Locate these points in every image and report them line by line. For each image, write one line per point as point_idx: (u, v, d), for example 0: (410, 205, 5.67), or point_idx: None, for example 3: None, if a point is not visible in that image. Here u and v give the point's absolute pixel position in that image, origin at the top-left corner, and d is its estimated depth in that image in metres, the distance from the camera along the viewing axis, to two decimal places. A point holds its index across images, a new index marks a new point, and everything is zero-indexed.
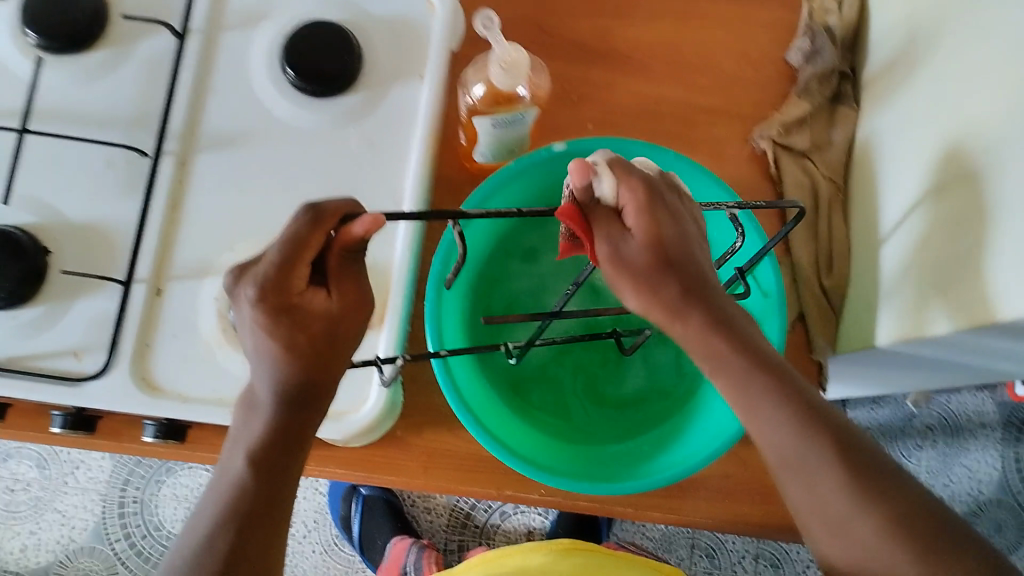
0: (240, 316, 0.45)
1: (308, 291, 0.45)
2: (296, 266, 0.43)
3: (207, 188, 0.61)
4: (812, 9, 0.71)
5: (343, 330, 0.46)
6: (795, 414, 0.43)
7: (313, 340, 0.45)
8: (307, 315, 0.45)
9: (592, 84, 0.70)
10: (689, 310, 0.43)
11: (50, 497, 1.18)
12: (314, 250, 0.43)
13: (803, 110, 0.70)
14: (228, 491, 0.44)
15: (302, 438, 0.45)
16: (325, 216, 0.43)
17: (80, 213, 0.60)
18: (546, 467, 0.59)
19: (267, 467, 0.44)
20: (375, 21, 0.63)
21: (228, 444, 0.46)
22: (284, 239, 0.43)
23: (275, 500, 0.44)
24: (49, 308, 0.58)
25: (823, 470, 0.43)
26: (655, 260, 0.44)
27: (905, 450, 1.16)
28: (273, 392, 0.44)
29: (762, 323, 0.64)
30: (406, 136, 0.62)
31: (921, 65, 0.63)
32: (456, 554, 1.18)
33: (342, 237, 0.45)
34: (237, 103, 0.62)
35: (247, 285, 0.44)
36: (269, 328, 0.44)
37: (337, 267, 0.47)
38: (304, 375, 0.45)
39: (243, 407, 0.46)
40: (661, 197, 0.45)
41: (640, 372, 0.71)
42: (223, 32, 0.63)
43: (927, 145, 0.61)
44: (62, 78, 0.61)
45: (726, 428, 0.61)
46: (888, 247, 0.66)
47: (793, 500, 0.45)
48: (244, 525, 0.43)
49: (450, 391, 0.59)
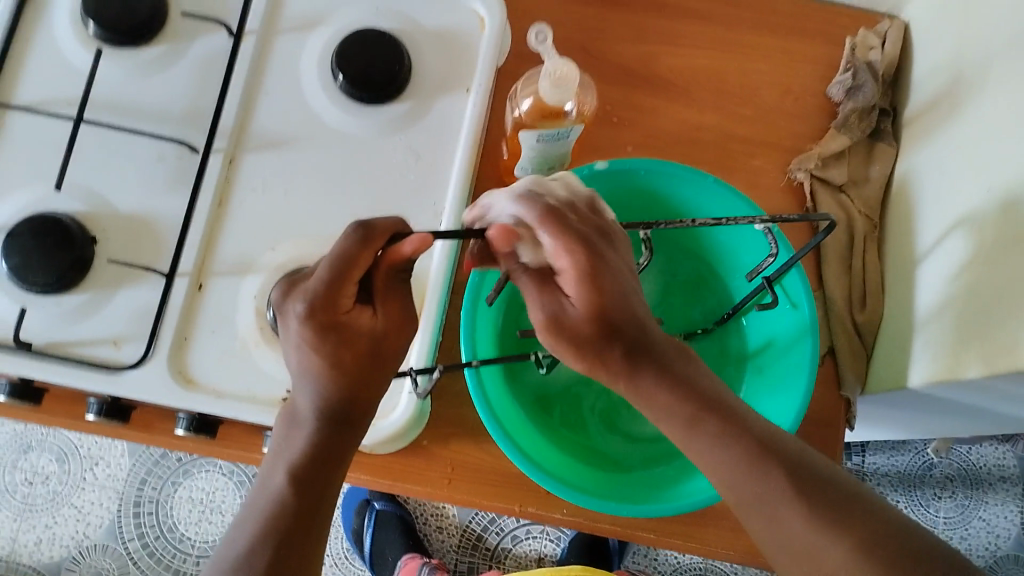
0: (286, 331, 0.48)
1: (354, 311, 0.48)
2: (345, 283, 0.45)
3: (253, 187, 0.62)
4: (855, 44, 0.72)
5: (386, 349, 0.49)
6: (752, 446, 0.45)
7: (357, 359, 0.47)
8: (353, 334, 0.47)
9: (633, 107, 0.71)
10: (636, 371, 0.46)
11: (68, 492, 1.19)
12: (363, 268, 0.46)
13: (842, 144, 0.70)
14: (268, 504, 0.45)
15: (340, 458, 0.47)
16: (374, 235, 0.45)
17: (129, 205, 0.61)
18: (561, 480, 0.60)
19: (306, 485, 0.45)
20: (425, 31, 0.65)
21: (269, 458, 0.48)
22: (335, 255, 0.45)
23: (316, 512, 0.45)
24: (93, 295, 0.59)
25: (786, 505, 0.43)
26: (596, 326, 0.45)
27: (923, 499, 1.15)
28: (317, 408, 0.46)
29: (795, 344, 0.65)
30: (449, 146, 0.63)
31: (965, 104, 0.63)
32: (465, 575, 1.18)
33: (391, 255, 0.48)
34: (287, 105, 0.64)
35: (297, 300, 0.46)
36: (315, 344, 0.46)
37: (383, 286, 0.49)
38: (346, 391, 0.47)
39: (283, 423, 0.48)
40: (598, 261, 0.47)
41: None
42: (278, 35, 0.64)
43: (968, 186, 0.62)
44: (120, 71, 0.63)
45: (701, 493, 0.60)
46: (923, 287, 0.66)
47: (762, 538, 0.45)
48: (285, 538, 0.44)
49: (481, 404, 0.59)
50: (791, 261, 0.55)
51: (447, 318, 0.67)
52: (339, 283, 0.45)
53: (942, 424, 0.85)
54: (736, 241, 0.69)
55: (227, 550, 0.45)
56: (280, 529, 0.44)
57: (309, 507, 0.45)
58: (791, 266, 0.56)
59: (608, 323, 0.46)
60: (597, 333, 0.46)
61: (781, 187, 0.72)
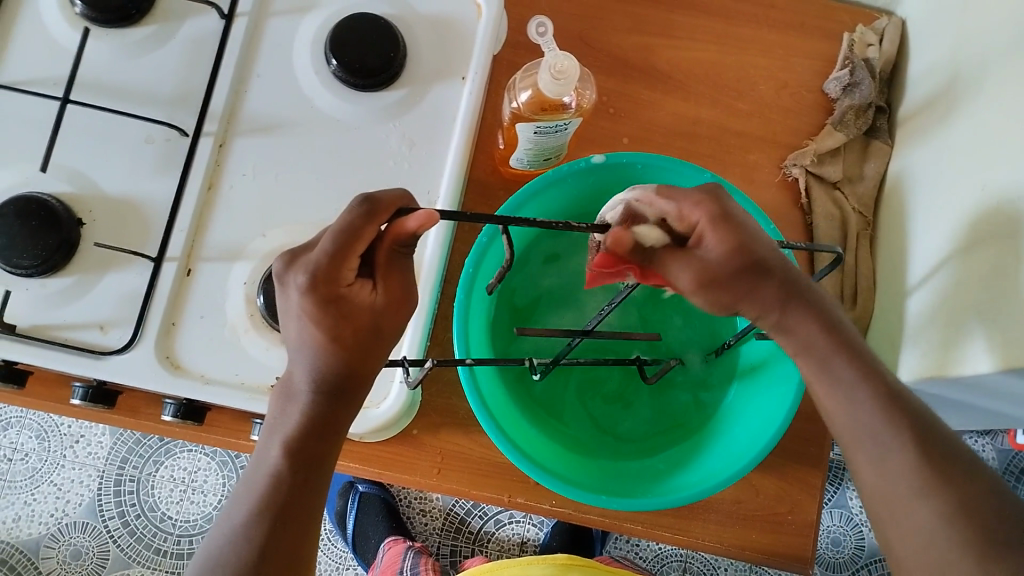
0: (286, 303, 0.46)
1: (355, 284, 0.47)
2: (348, 256, 0.44)
3: (244, 170, 0.61)
4: (853, 41, 0.71)
5: (385, 326, 0.48)
6: (876, 395, 0.48)
7: (357, 334, 0.47)
8: (353, 308, 0.46)
9: (631, 99, 0.71)
10: (789, 307, 0.49)
11: (48, 470, 1.18)
12: (366, 242, 0.45)
13: (838, 141, 0.70)
14: (261, 495, 0.44)
15: (335, 431, 0.47)
16: (379, 208, 0.44)
17: (117, 187, 0.60)
18: (565, 479, 0.59)
19: (302, 460, 0.45)
20: (420, 18, 0.64)
21: (263, 432, 0.47)
22: (338, 228, 0.44)
23: (309, 490, 0.45)
24: (79, 278, 0.59)
25: (897, 448, 0.46)
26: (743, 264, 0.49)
27: None
28: (313, 382, 0.46)
29: (779, 361, 0.63)
30: (445, 135, 0.63)
31: (961, 104, 0.64)
32: (447, 559, 1.18)
33: (395, 228, 0.47)
34: (280, 89, 0.62)
35: (298, 271, 0.45)
36: (316, 316, 0.45)
37: (386, 261, 0.49)
38: (344, 366, 0.46)
39: (278, 397, 0.47)
40: (726, 203, 0.49)
41: (649, 399, 0.70)
42: (270, 17, 0.63)
43: (959, 187, 0.62)
44: (108, 51, 0.61)
45: (783, 404, 0.62)
46: (915, 280, 0.66)
47: (865, 479, 0.48)
48: (281, 512, 0.44)
49: (473, 395, 0.59)
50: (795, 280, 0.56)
51: (440, 308, 0.67)
52: (342, 256, 0.44)
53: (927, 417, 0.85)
54: None
55: (221, 523, 0.45)
56: (274, 504, 0.44)
57: (301, 483, 0.45)
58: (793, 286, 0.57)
59: (749, 262, 0.49)
60: (741, 269, 0.49)
61: (777, 183, 0.71)
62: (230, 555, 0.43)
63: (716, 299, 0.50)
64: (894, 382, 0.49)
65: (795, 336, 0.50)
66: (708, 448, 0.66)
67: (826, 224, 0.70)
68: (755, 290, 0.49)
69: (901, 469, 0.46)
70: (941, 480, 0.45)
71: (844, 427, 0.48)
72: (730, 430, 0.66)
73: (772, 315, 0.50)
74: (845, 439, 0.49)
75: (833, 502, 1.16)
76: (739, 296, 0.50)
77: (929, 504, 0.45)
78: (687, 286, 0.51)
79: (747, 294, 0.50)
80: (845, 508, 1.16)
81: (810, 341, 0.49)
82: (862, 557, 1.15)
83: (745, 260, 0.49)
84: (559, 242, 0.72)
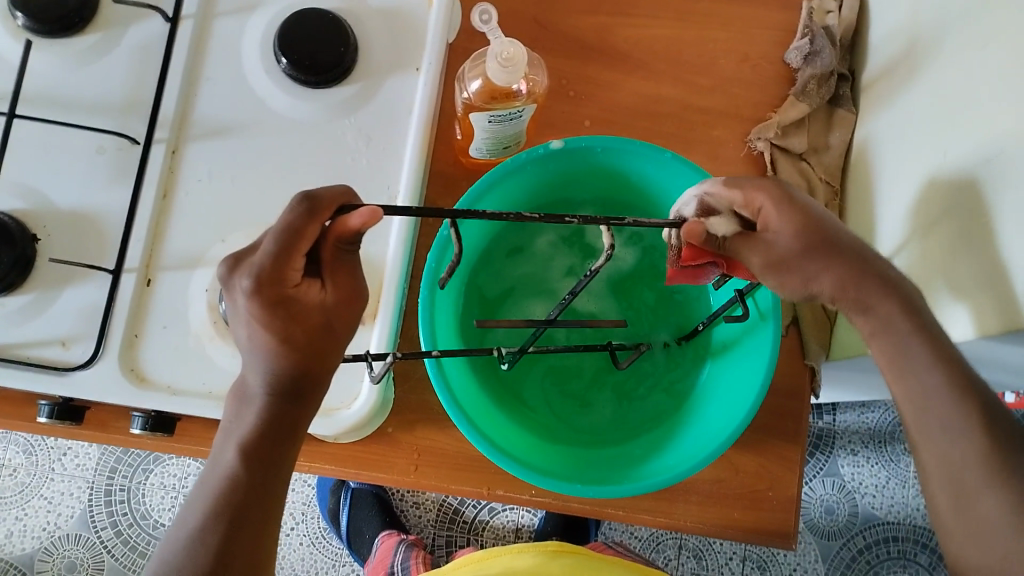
0: (234, 307, 0.46)
1: (302, 284, 0.47)
2: (293, 255, 0.44)
3: (199, 176, 0.61)
4: (812, 9, 0.71)
5: (338, 323, 0.48)
6: (946, 382, 0.48)
7: (309, 333, 0.46)
8: (302, 308, 0.46)
9: (590, 80, 0.70)
10: (865, 282, 0.50)
11: (38, 484, 1.18)
12: (311, 240, 0.44)
13: (801, 112, 0.69)
14: (222, 493, 0.44)
15: (293, 430, 0.46)
16: (320, 207, 0.44)
17: (71, 200, 0.59)
18: (544, 472, 0.59)
19: (259, 460, 0.45)
20: (370, 10, 0.62)
21: (219, 434, 0.47)
22: (279, 228, 0.43)
23: (268, 492, 0.45)
24: (38, 295, 0.58)
25: (966, 434, 0.47)
26: (807, 243, 0.51)
27: (895, 454, 1.16)
28: (266, 383, 0.45)
29: (754, 341, 0.63)
30: (401, 128, 0.62)
31: (922, 67, 0.63)
32: (443, 550, 1.18)
33: (338, 227, 0.46)
34: (231, 91, 0.61)
35: (243, 275, 0.44)
36: (265, 319, 0.44)
37: (332, 259, 0.48)
38: (297, 365, 0.46)
39: (234, 400, 0.47)
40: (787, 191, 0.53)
41: (612, 399, 0.70)
42: (218, 18, 0.62)
43: (921, 153, 0.62)
44: (54, 62, 0.60)
45: (752, 390, 0.61)
46: (883, 241, 0.66)
47: (930, 462, 0.49)
48: (236, 516, 0.44)
49: (442, 391, 0.58)
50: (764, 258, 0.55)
51: (407, 303, 0.66)
52: (286, 255, 0.43)
53: None
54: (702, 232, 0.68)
55: (180, 532, 0.45)
56: (231, 508, 0.44)
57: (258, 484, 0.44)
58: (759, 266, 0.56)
59: (814, 235, 0.51)
60: (807, 249, 0.51)
61: (742, 158, 0.71)
62: (187, 562, 0.43)
63: (784, 285, 0.52)
64: (959, 363, 0.49)
65: (874, 314, 0.51)
66: (678, 432, 0.65)
67: None
68: (828, 264, 0.51)
69: (967, 459, 0.47)
70: (999, 472, 0.46)
71: (914, 404, 0.49)
72: (700, 414, 0.66)
73: (846, 287, 0.51)
74: (912, 406, 0.49)
75: (824, 471, 1.16)
76: (809, 278, 0.52)
77: (994, 493, 0.46)
78: (767, 273, 0.52)
79: (815, 274, 0.51)
80: (837, 476, 1.16)
81: (888, 317, 0.50)
82: (856, 524, 1.15)
83: (810, 235, 0.51)
84: (523, 233, 0.71)
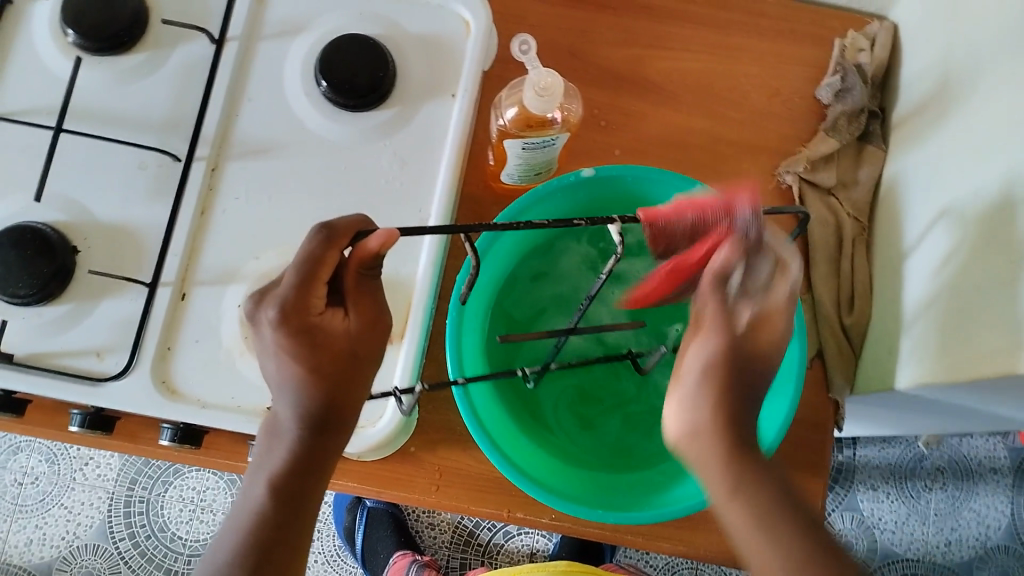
0: (260, 340, 0.47)
1: (327, 313, 0.47)
2: (314, 284, 0.45)
3: (236, 193, 0.62)
4: (844, 46, 0.72)
5: (361, 351, 0.49)
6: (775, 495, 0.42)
7: (334, 360, 0.47)
8: (327, 337, 0.47)
9: (621, 110, 0.71)
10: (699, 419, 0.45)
11: (58, 493, 1.18)
12: (331, 268, 0.45)
13: (831, 148, 0.70)
14: (248, 519, 0.45)
15: (322, 464, 0.47)
16: (336, 234, 0.45)
17: (111, 214, 0.61)
18: (568, 497, 0.59)
19: (287, 499, 0.45)
20: (408, 36, 0.64)
21: (250, 469, 0.48)
22: (300, 258, 0.44)
23: (297, 529, 0.45)
24: (74, 306, 0.59)
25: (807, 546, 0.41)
26: (744, 365, 0.46)
27: (915, 491, 1.15)
28: (297, 416, 0.46)
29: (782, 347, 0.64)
30: (435, 151, 0.63)
31: (955, 106, 0.63)
32: (457, 572, 1.18)
33: (359, 253, 0.47)
34: (270, 111, 0.63)
35: (268, 306, 0.45)
36: (292, 349, 0.45)
37: (354, 285, 0.49)
38: (325, 396, 0.46)
39: (265, 434, 0.48)
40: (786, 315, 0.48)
41: (624, 424, 0.70)
42: (260, 41, 0.64)
43: (951, 190, 0.62)
44: (101, 80, 0.62)
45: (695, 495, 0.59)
46: (910, 281, 0.66)
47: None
48: (264, 553, 0.44)
49: (467, 411, 0.59)
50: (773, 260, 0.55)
51: (435, 325, 0.67)
52: (308, 284, 0.45)
53: (935, 421, 0.84)
54: None
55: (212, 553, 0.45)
56: (259, 543, 0.44)
57: (286, 520, 0.45)
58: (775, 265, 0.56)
59: (730, 370, 0.45)
60: (737, 369, 0.46)
61: (771, 191, 0.71)
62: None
63: (697, 382, 0.46)
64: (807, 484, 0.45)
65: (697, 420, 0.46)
66: None
67: (820, 230, 0.71)
68: (724, 395, 0.45)
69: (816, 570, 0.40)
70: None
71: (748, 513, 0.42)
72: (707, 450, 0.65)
73: (705, 429, 0.44)
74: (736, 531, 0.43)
75: (844, 504, 1.15)
76: (702, 393, 0.45)
77: None
78: (691, 361, 0.47)
79: (700, 396, 0.45)
80: (856, 511, 1.15)
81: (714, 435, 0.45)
82: (875, 560, 1.13)
83: (724, 372, 0.45)
84: (546, 259, 0.73)
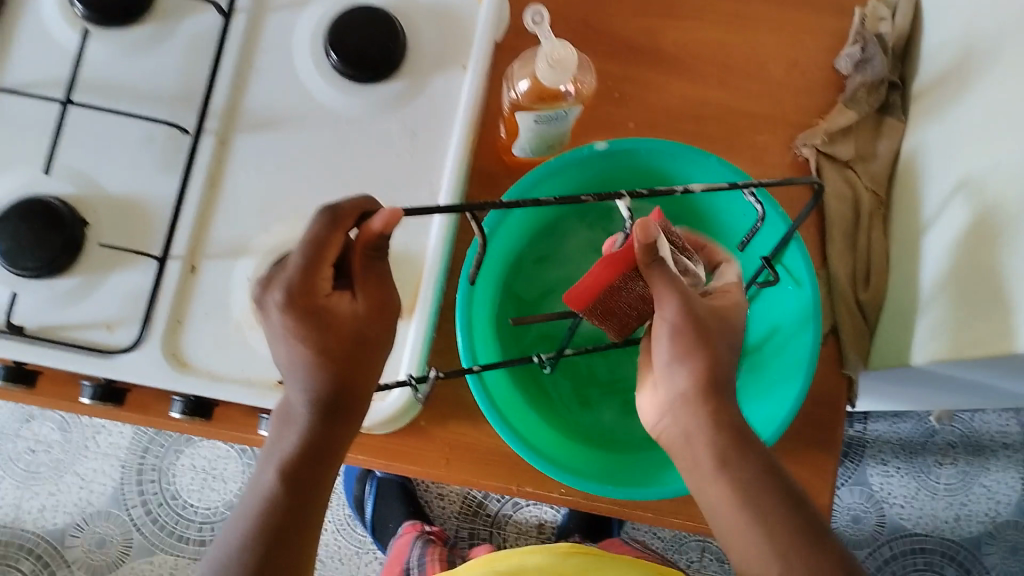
0: (269, 324, 0.46)
1: (333, 295, 0.47)
2: (319, 266, 0.44)
3: (246, 166, 0.61)
4: (864, 15, 0.70)
5: (371, 332, 0.48)
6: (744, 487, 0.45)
7: (341, 343, 0.46)
8: (334, 319, 0.46)
9: (635, 81, 0.69)
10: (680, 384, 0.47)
11: (71, 460, 1.20)
12: (337, 251, 0.44)
13: (849, 119, 0.69)
14: (260, 502, 0.45)
15: (333, 448, 0.47)
16: (342, 217, 0.44)
17: (120, 186, 0.60)
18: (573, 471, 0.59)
19: (298, 483, 0.46)
20: (420, 8, 0.63)
21: (263, 454, 0.48)
22: (306, 243, 0.44)
23: (306, 514, 0.46)
24: (84, 279, 0.59)
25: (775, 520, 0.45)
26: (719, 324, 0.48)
27: (924, 467, 1.15)
28: (307, 400, 0.46)
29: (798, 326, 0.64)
30: (446, 123, 0.62)
31: (978, 77, 0.61)
32: (466, 542, 1.19)
33: (365, 233, 0.46)
34: (279, 83, 0.62)
35: (275, 290, 0.45)
36: (300, 332, 0.45)
37: (361, 266, 0.48)
38: (333, 380, 0.46)
39: (278, 420, 0.48)
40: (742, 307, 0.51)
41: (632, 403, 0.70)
42: (270, 13, 0.63)
43: (972, 164, 0.61)
44: (108, 50, 0.61)
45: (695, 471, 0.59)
46: (928, 260, 0.65)
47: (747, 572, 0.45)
48: (279, 535, 0.45)
49: (478, 387, 0.59)
50: (787, 233, 0.55)
51: (445, 299, 0.67)
52: (313, 268, 0.44)
53: (950, 398, 0.84)
54: (720, 203, 0.69)
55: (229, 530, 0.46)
56: (271, 527, 0.45)
57: (297, 506, 0.45)
58: (789, 238, 0.55)
59: (700, 332, 0.47)
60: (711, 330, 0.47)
61: (787, 164, 0.70)
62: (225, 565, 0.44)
63: (673, 346, 0.47)
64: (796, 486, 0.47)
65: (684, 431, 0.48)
66: None
67: (837, 202, 0.69)
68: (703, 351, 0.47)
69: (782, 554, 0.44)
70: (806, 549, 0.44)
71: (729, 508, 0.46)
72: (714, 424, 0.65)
73: (689, 393, 0.47)
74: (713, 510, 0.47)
75: (852, 479, 1.15)
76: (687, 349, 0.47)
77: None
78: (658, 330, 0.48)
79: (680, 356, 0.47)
80: (866, 485, 1.14)
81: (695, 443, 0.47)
82: (882, 534, 1.13)
83: (695, 335, 0.47)
84: (550, 238, 0.72)
